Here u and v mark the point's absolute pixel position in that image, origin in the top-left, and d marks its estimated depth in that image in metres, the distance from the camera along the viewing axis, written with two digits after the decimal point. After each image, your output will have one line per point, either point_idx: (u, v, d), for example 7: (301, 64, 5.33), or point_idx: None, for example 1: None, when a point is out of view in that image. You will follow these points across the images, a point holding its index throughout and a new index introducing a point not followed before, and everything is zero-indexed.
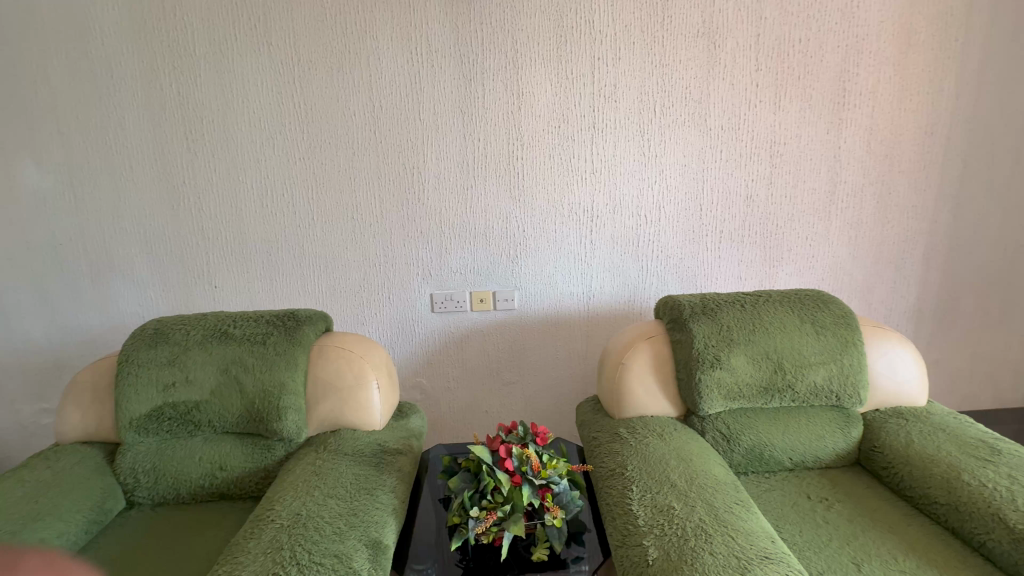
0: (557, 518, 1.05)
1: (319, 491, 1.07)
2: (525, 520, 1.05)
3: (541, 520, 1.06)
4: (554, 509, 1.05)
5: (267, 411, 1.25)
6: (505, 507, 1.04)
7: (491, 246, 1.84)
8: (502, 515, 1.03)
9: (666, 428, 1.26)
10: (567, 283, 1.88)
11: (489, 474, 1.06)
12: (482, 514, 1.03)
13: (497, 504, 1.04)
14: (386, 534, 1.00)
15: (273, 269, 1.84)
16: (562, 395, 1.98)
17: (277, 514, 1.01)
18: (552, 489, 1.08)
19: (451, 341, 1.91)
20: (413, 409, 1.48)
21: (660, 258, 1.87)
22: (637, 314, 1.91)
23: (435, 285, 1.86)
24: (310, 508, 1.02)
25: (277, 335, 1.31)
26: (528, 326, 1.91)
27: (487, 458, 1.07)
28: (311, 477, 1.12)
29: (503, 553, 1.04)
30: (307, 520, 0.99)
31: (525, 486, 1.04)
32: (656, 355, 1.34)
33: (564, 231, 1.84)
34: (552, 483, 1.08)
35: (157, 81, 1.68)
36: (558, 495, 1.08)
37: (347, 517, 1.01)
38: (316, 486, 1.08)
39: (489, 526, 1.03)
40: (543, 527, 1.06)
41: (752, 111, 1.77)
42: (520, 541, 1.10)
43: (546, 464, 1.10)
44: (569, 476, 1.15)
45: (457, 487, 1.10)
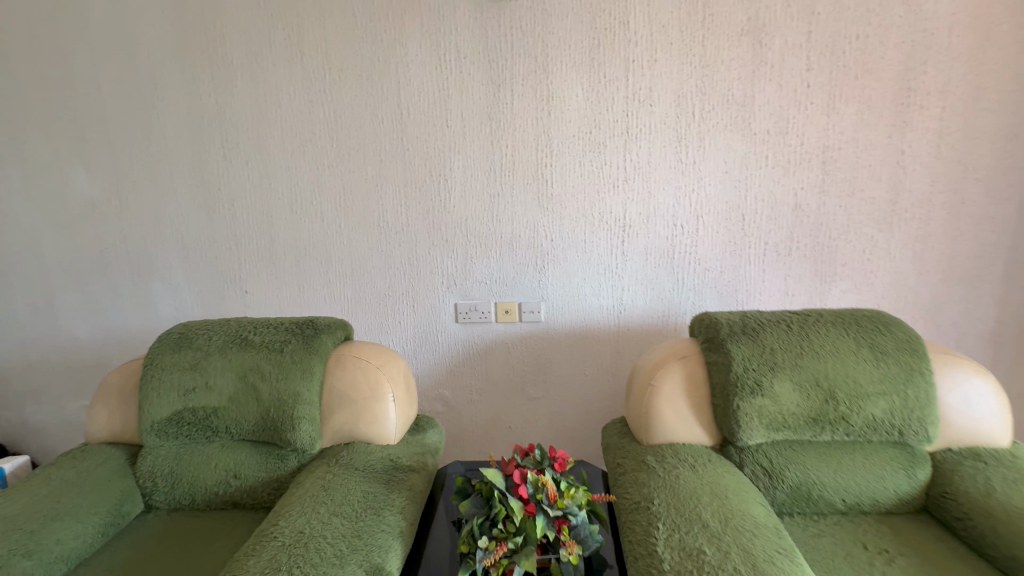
0: (573, 554, 0.97)
1: (325, 508, 1.04)
2: (538, 553, 0.97)
3: (556, 554, 0.98)
4: (570, 544, 0.97)
5: (281, 420, 1.23)
6: (516, 539, 0.96)
7: (517, 255, 1.78)
8: (513, 549, 0.95)
9: (698, 458, 1.15)
10: (596, 295, 1.79)
11: (501, 502, 0.99)
12: (492, 546, 0.96)
13: (508, 536, 0.97)
14: (389, 560, 0.95)
15: (301, 275, 1.85)
16: (590, 413, 1.89)
17: (280, 531, 0.98)
18: (569, 521, 1.00)
19: (474, 353, 1.85)
20: (431, 424, 1.43)
21: (698, 270, 1.75)
22: (670, 330, 1.80)
23: (459, 294, 1.82)
24: (311, 531, 0.98)
25: (295, 343, 1.30)
26: (554, 340, 1.83)
27: (500, 483, 1.00)
28: (319, 493, 1.08)
29: None
30: (309, 540, 0.95)
31: (539, 517, 0.97)
32: (689, 377, 1.24)
33: (594, 240, 1.75)
34: (569, 514, 1.00)
35: (197, 91, 1.74)
36: (576, 529, 1.00)
37: (349, 541, 0.96)
38: (323, 503, 1.05)
39: (499, 558, 0.96)
40: (558, 562, 0.98)
41: (802, 114, 1.63)
42: None
43: (563, 493, 1.02)
44: (589, 507, 1.06)
45: (468, 513, 1.03)
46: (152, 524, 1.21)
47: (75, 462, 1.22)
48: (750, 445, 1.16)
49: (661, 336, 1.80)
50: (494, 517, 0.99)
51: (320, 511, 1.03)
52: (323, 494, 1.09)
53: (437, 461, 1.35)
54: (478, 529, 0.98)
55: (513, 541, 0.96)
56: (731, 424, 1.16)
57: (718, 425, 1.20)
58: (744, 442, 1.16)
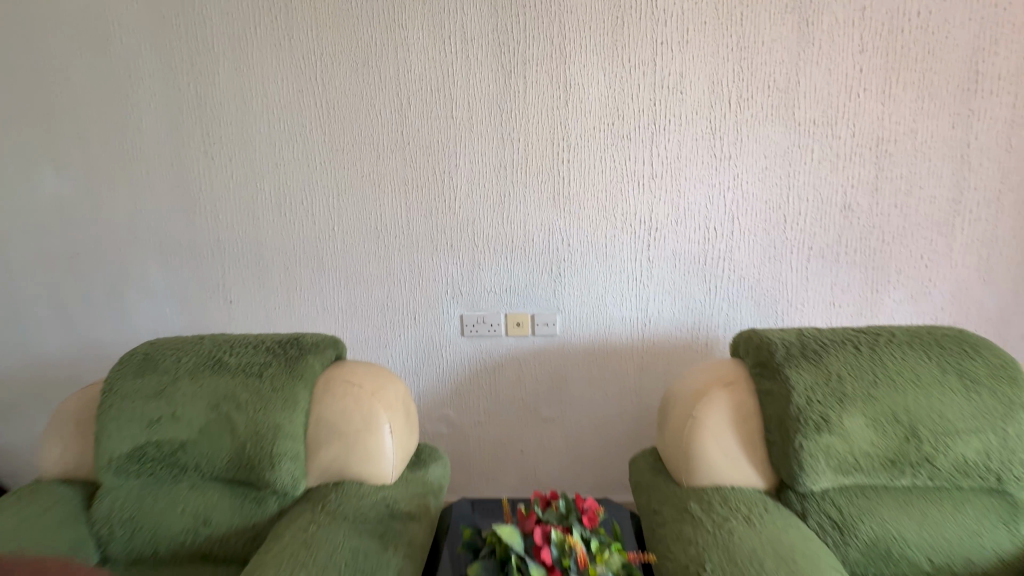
0: None
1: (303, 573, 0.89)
2: None
3: None
4: None
5: (259, 458, 1.05)
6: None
7: (530, 261, 1.59)
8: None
9: (753, 508, 0.96)
10: (619, 306, 1.60)
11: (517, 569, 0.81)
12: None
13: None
14: None
15: (291, 283, 1.67)
16: (610, 436, 1.69)
17: None
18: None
19: (482, 369, 1.67)
20: (435, 455, 1.24)
21: (733, 278, 1.56)
22: (701, 345, 1.61)
23: (466, 305, 1.64)
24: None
25: (276, 365, 1.13)
26: (571, 355, 1.64)
27: (517, 545, 0.82)
28: (298, 552, 0.93)
29: None
30: None
31: None
32: (738, 407, 1.05)
33: (616, 245, 1.57)
34: None
35: (176, 80, 1.57)
36: None
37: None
38: (302, 566, 0.90)
39: None
40: None
41: (853, 102, 1.44)
42: None
43: (594, 557, 0.83)
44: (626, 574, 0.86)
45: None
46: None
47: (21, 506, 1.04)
48: (813, 491, 0.98)
49: (691, 352, 1.62)
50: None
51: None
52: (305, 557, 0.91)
53: (441, 501, 1.18)
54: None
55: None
56: (791, 466, 0.98)
57: (773, 465, 1.01)
58: (806, 488, 0.97)
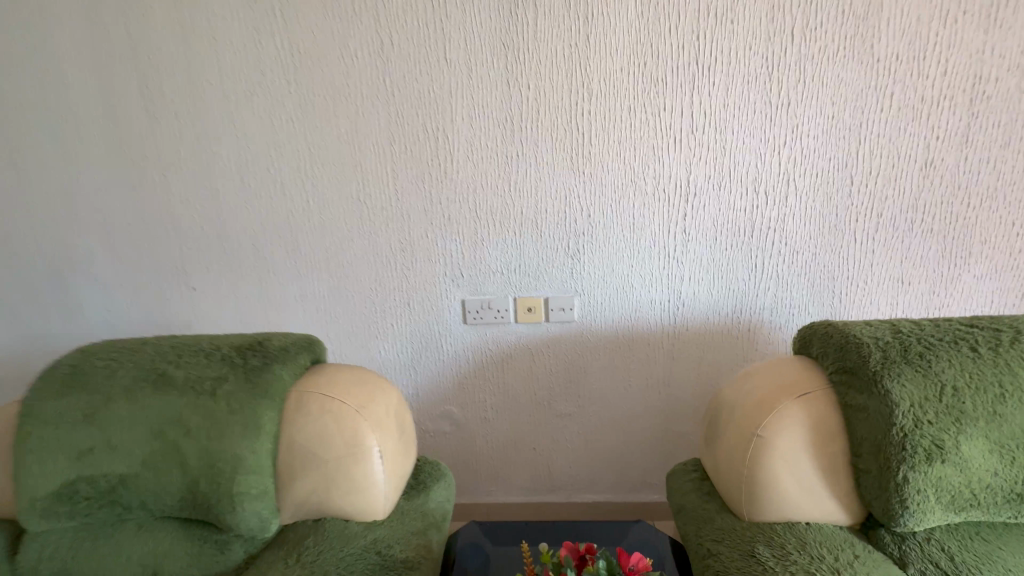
0: None
1: None
2: None
3: None
4: None
5: (217, 499, 0.84)
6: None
7: (543, 235, 1.34)
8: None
9: (840, 556, 0.77)
10: (648, 287, 1.36)
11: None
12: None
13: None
14: None
15: (261, 266, 1.42)
16: (634, 433, 1.49)
17: None
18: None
19: (488, 362, 1.45)
20: (437, 474, 1.04)
21: (785, 252, 1.32)
22: (743, 330, 1.38)
23: (468, 288, 1.40)
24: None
25: (233, 380, 0.90)
26: (592, 344, 1.42)
27: None
28: None
29: None
30: None
31: None
32: (819, 425, 0.83)
33: (645, 217, 1.32)
34: None
35: (101, 19, 1.27)
36: None
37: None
38: None
39: None
40: None
41: (947, 31, 1.15)
42: None
43: None
44: None
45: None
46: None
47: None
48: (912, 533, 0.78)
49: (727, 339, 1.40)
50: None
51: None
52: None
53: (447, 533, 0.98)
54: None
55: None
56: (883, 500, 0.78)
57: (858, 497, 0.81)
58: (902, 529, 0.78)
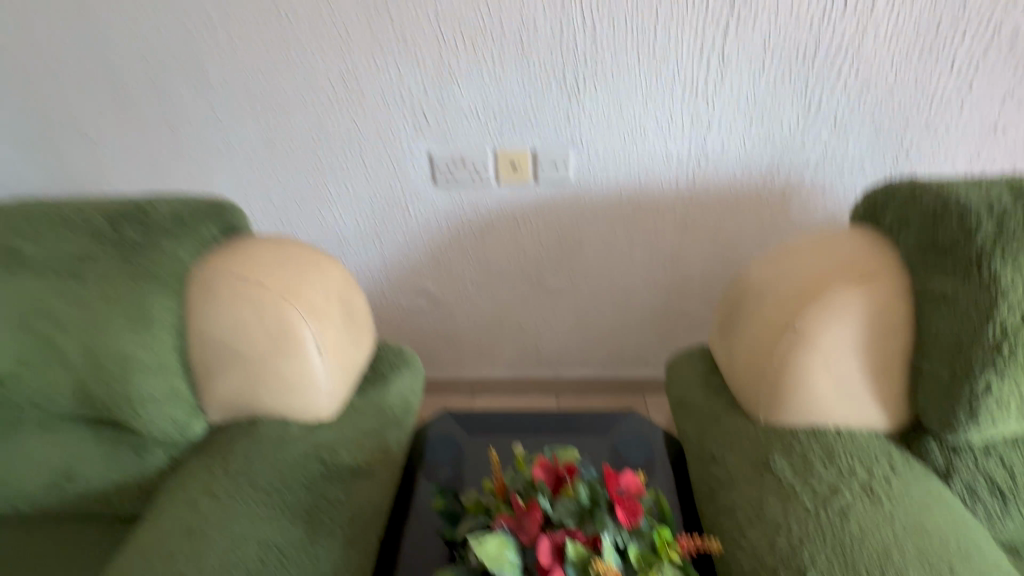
0: None
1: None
2: None
3: None
4: None
5: (112, 392, 0.70)
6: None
7: (532, 60, 0.98)
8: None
9: (872, 466, 0.65)
10: (673, 134, 1.03)
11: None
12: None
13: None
14: None
15: (145, 104, 1.04)
16: (647, 320, 1.23)
17: None
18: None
19: (465, 231, 1.13)
20: (402, 359, 0.88)
21: (862, 83, 0.97)
22: (796, 191, 1.06)
23: (435, 134, 1.05)
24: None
25: (106, 255, 0.72)
26: (598, 209, 1.10)
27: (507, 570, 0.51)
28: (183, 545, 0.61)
29: None
30: None
31: None
32: (868, 312, 0.68)
33: (673, 30, 0.95)
34: None
35: None
36: None
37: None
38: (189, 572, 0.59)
39: None
40: None
41: None
42: None
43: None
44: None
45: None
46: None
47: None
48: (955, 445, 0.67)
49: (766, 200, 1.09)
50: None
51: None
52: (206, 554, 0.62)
53: (410, 428, 0.83)
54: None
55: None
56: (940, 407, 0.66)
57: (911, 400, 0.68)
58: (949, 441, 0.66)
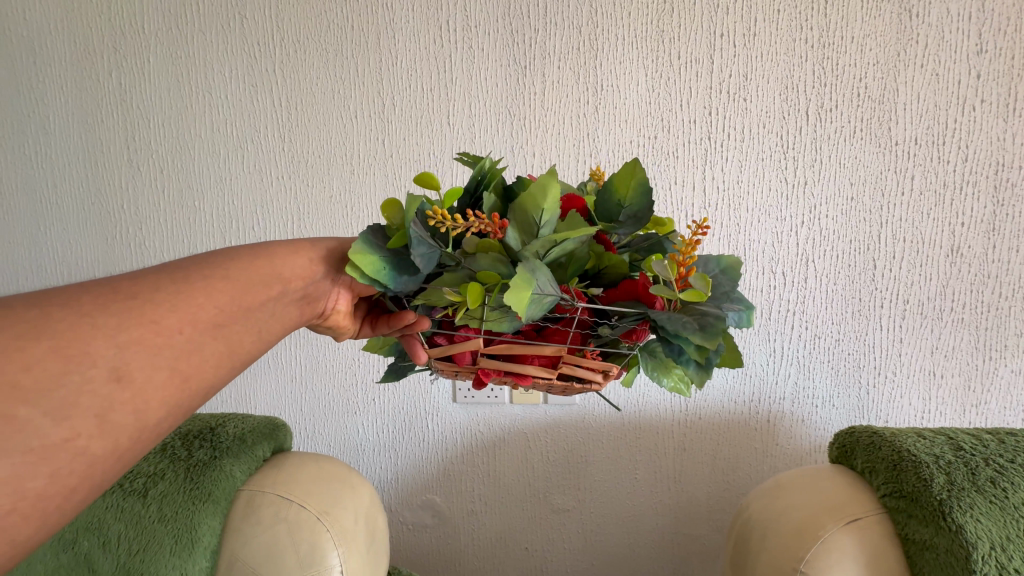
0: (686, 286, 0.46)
1: (197, 487, 0.71)
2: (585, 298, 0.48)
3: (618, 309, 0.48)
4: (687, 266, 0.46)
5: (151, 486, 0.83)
6: (516, 235, 0.46)
7: (693, 28, 0.95)
8: (499, 260, 0.47)
9: (944, 485, 0.64)
10: (817, 146, 0.97)
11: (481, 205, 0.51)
12: (451, 311, 0.50)
13: (497, 246, 0.47)
14: (236, 543, 0.68)
15: None
16: (688, 434, 1.06)
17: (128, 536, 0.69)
18: (634, 252, 0.52)
19: (567, 162, 1.01)
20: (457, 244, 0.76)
21: (1009, 161, 0.94)
22: (938, 226, 0.98)
23: (568, 62, 0.98)
24: (153, 520, 0.70)
25: (224, 414, 0.81)
26: (720, 190, 1.00)
27: (489, 167, 0.51)
28: (196, 473, 0.72)
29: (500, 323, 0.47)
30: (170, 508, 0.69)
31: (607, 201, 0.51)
32: (820, 492, 0.70)
33: (779, 53, 0.95)
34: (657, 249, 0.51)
35: (82, 40, 1.04)
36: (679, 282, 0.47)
37: (195, 552, 0.67)
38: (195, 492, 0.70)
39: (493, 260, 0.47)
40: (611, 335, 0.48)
41: None
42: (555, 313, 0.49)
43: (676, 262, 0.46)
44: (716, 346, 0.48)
45: (369, 276, 0.47)
46: (111, 272, 1.11)
47: (39, 172, 1.09)
48: (1002, 520, 0.62)
49: (817, 283, 1.01)
50: (447, 249, 0.48)
51: (181, 483, 0.72)
52: (206, 435, 0.77)
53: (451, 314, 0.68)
54: (417, 305, 0.52)
55: (511, 232, 0.46)
56: (965, 486, 0.64)
57: (898, 451, 0.69)
58: (984, 516, 0.62)
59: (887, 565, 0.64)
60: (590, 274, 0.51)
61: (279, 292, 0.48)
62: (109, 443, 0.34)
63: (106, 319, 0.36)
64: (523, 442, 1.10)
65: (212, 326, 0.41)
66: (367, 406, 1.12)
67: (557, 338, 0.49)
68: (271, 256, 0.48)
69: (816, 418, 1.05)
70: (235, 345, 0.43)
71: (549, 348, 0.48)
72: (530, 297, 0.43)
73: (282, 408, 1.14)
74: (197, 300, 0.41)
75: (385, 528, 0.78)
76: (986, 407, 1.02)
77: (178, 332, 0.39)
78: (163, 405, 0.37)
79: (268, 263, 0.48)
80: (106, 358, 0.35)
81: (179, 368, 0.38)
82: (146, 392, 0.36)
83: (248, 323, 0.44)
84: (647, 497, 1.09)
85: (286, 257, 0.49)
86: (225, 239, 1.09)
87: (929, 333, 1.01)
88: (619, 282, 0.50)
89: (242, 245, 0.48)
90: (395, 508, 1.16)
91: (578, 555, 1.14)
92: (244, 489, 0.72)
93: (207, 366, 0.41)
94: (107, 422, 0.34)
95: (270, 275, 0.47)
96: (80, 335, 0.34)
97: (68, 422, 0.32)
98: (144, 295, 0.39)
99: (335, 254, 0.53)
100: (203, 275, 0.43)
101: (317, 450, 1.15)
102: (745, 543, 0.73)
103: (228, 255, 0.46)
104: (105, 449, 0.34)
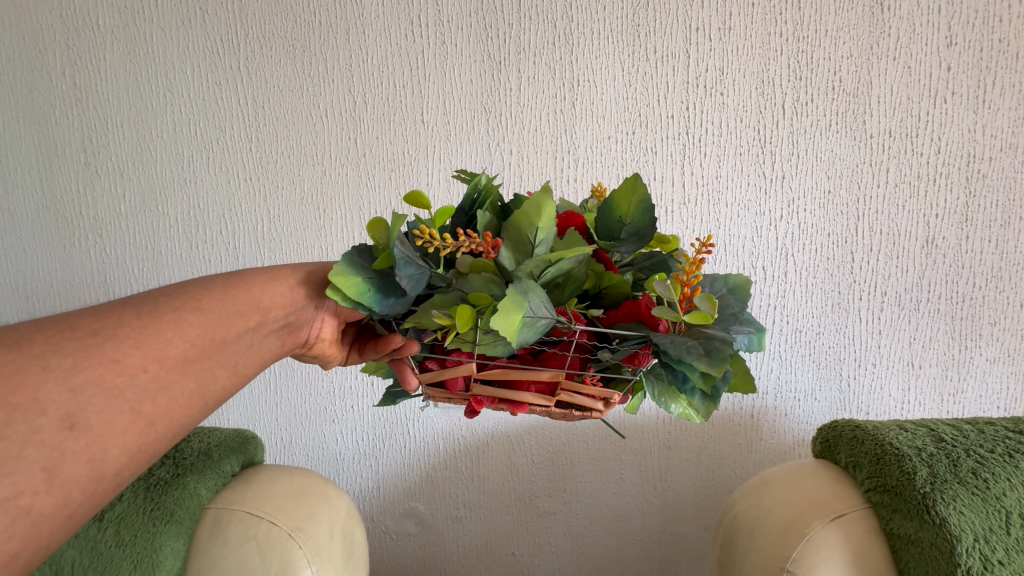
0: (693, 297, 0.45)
1: (157, 513, 0.67)
2: (585, 322, 0.47)
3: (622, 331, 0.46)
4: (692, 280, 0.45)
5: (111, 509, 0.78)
6: (511, 254, 0.45)
7: (669, 21, 0.94)
8: (491, 280, 0.45)
9: (931, 480, 0.64)
10: (794, 138, 0.97)
11: (476, 223, 0.49)
12: (440, 334, 0.48)
13: (490, 266, 0.45)
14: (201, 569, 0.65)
15: None
16: (675, 431, 1.05)
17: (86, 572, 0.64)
18: (636, 271, 0.51)
19: (546, 158, 0.99)
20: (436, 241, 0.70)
21: (979, 151, 0.96)
22: (914, 217, 0.98)
23: (544, 55, 0.96)
24: (111, 546, 0.66)
25: (190, 434, 0.76)
26: (699, 185, 0.99)
27: (483, 183, 0.49)
28: (159, 498, 0.68)
29: (496, 343, 0.45)
30: (132, 536, 0.66)
31: (604, 219, 0.49)
32: (808, 489, 0.69)
33: (754, 47, 0.94)
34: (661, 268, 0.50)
35: (31, 37, 0.98)
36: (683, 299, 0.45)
37: None
38: (155, 519, 0.66)
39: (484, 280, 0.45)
40: (613, 355, 0.46)
41: None
42: (552, 335, 0.47)
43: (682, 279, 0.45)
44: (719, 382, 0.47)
45: (352, 299, 0.45)
46: (70, 283, 1.05)
47: None
48: (984, 511, 0.62)
49: (797, 277, 1.01)
50: (437, 269, 0.46)
51: (143, 505, 0.68)
52: (170, 452, 0.73)
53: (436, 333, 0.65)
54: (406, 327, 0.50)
55: (505, 252, 0.44)
56: (948, 478, 0.64)
57: (881, 444, 0.69)
58: (967, 508, 0.62)
59: (872, 559, 0.63)
60: (589, 294, 0.49)
61: (257, 322, 0.45)
62: (58, 499, 0.32)
63: (61, 361, 0.35)
64: (508, 446, 1.08)
65: (182, 364, 0.40)
66: (347, 415, 1.09)
67: (554, 362, 0.47)
68: (249, 285, 0.46)
69: (799, 412, 1.05)
70: (206, 383, 0.41)
71: (545, 373, 0.46)
72: (521, 320, 0.42)
73: (259, 420, 1.10)
74: (165, 336, 0.40)
75: (364, 542, 0.75)
76: (963, 396, 1.03)
77: (143, 371, 0.37)
78: (123, 452, 0.36)
79: (244, 292, 0.46)
80: (58, 405, 0.33)
81: (143, 411, 0.37)
82: (103, 438, 0.35)
83: (222, 356, 0.43)
84: (634, 497, 1.08)
85: (264, 285, 0.47)
86: (192, 246, 1.04)
87: (908, 324, 1.01)
88: (621, 303, 0.48)
89: (217, 275, 0.47)
90: (379, 518, 1.13)
91: (566, 558, 1.12)
92: (211, 507, 0.69)
93: (173, 407, 0.39)
94: (58, 475, 0.32)
95: (247, 306, 0.45)
96: (32, 380, 0.33)
97: (12, 478, 0.31)
98: (105, 334, 0.37)
99: (314, 276, 0.51)
100: (172, 307, 0.42)
101: (295, 462, 1.11)
102: (731, 542, 0.72)
103: (203, 285, 0.45)
104: (53, 506, 0.32)
